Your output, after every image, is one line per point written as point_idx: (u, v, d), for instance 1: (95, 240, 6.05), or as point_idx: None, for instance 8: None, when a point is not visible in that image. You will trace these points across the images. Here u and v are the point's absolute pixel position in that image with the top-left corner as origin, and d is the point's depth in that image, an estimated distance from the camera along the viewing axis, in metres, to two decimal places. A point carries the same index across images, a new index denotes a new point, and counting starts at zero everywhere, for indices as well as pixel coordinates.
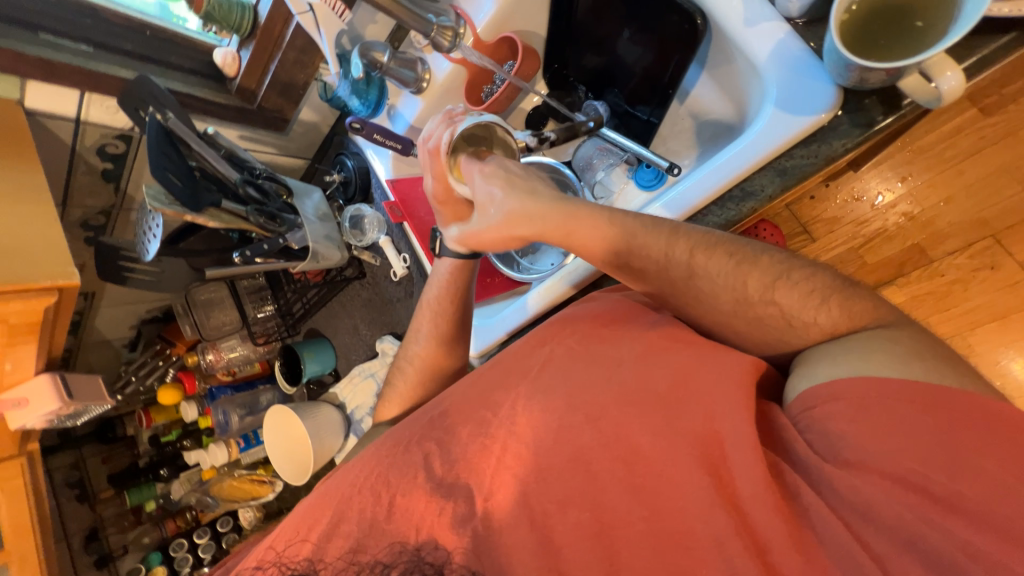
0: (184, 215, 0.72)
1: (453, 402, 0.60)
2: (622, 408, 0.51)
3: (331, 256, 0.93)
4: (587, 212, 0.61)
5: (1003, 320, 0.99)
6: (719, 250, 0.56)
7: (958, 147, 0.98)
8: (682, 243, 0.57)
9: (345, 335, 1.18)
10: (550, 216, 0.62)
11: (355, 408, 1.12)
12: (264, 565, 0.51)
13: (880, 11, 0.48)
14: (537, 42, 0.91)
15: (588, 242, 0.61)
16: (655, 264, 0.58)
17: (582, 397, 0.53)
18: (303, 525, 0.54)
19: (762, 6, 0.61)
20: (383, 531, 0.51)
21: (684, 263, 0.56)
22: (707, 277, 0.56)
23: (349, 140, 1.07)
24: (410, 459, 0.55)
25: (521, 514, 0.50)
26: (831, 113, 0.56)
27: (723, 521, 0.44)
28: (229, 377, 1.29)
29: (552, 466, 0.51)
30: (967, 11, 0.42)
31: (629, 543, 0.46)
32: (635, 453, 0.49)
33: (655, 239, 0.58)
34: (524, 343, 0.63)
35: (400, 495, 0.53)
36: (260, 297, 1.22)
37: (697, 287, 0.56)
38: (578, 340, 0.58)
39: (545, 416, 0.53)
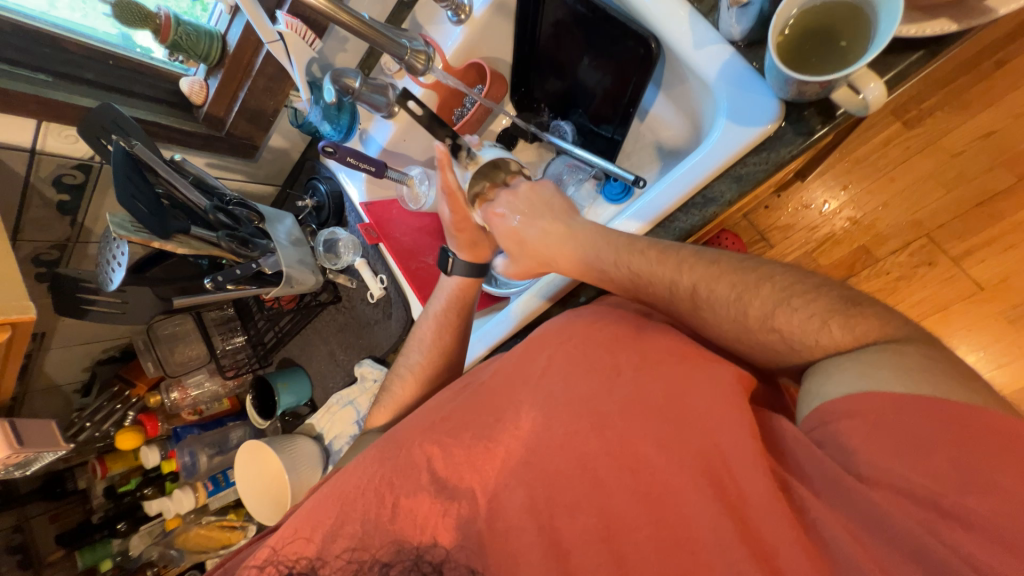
0: (151, 242, 0.70)
1: (450, 407, 0.57)
2: (618, 403, 0.51)
3: (305, 279, 0.92)
4: (604, 241, 0.66)
5: (943, 312, 1.07)
6: (724, 279, 0.56)
7: (889, 157, 1.08)
8: (687, 274, 0.58)
9: (322, 362, 1.14)
10: (574, 245, 0.68)
11: (333, 437, 1.11)
12: (265, 564, 0.51)
13: (808, 33, 0.54)
14: (502, 66, 0.97)
15: (607, 270, 0.65)
16: (663, 290, 0.60)
17: (577, 395, 0.53)
18: (305, 530, 0.51)
19: (707, 30, 0.66)
20: (385, 531, 0.50)
21: (687, 293, 0.58)
22: (712, 305, 0.56)
23: (321, 165, 1.07)
24: (413, 459, 0.53)
25: (528, 518, 0.48)
26: (776, 123, 0.61)
27: (727, 528, 0.43)
28: (196, 416, 1.23)
29: (560, 475, 0.49)
30: (881, 30, 0.48)
31: (642, 541, 0.46)
32: (639, 461, 0.48)
33: (660, 270, 0.60)
34: (522, 352, 0.60)
35: (403, 496, 0.51)
36: (228, 328, 1.19)
37: (700, 306, 0.57)
38: (573, 347, 0.57)
39: (542, 421, 0.52)
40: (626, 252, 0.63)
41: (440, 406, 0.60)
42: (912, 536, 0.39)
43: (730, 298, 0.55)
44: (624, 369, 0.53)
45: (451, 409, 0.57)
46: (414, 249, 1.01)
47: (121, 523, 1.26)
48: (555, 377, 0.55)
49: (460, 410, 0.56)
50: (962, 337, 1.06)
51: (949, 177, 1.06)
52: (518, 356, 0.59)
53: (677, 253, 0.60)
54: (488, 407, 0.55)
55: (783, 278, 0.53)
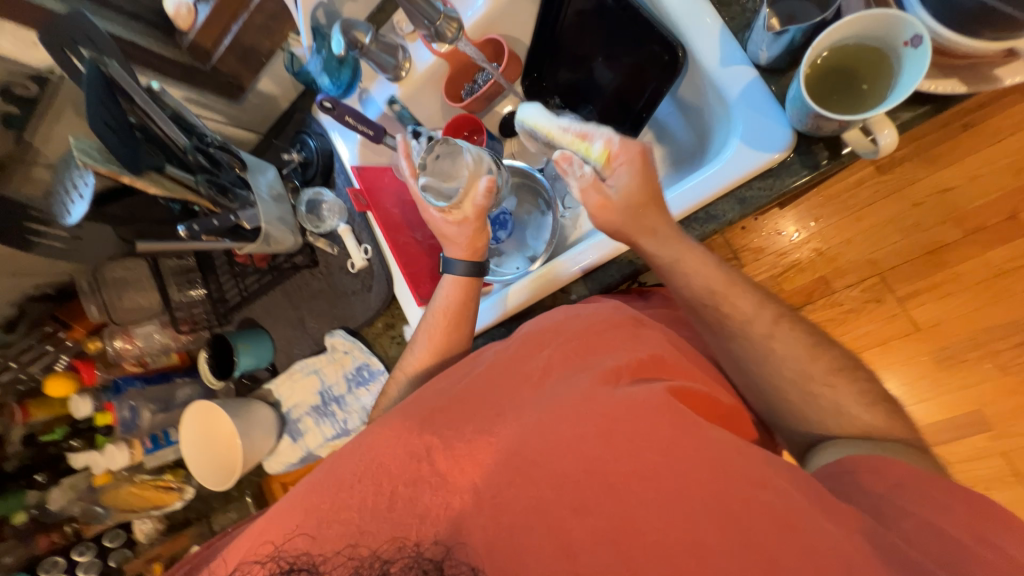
0: (119, 176, 0.62)
1: (447, 400, 0.58)
2: (627, 407, 0.49)
3: (284, 240, 0.87)
4: (700, 250, 0.66)
5: (884, 345, 1.17)
6: (769, 309, 0.62)
7: (860, 196, 1.15)
8: (769, 311, 0.62)
9: (287, 327, 1.08)
10: (677, 245, 0.65)
11: (292, 406, 1.10)
12: (264, 559, 0.48)
13: (832, 73, 0.56)
14: (520, 49, 0.94)
15: (694, 284, 0.64)
16: (715, 311, 0.64)
17: (584, 394, 0.51)
18: (297, 514, 0.50)
19: (735, 49, 0.67)
20: (384, 520, 0.48)
21: (764, 329, 0.61)
22: (753, 334, 0.61)
23: (312, 119, 1.00)
24: (411, 449, 0.51)
25: (530, 514, 0.47)
26: (786, 153, 0.63)
27: (735, 543, 0.42)
28: (140, 367, 1.14)
29: (568, 475, 0.47)
30: (903, 81, 0.50)
31: (650, 552, 0.43)
32: (647, 467, 0.46)
33: (724, 292, 0.63)
34: (519, 347, 0.63)
35: (404, 484, 0.49)
36: (187, 279, 1.11)
37: (757, 344, 0.61)
38: (573, 349, 0.59)
39: (548, 417, 0.51)
40: (705, 264, 0.64)
41: (440, 393, 0.60)
42: (906, 557, 0.41)
43: (763, 336, 0.61)
44: (625, 376, 0.54)
45: (454, 402, 0.57)
46: (403, 223, 0.97)
47: (38, 475, 1.11)
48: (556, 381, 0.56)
49: (464, 404, 0.56)
50: (896, 368, 1.17)
51: (908, 225, 1.14)
52: (517, 350, 0.62)
53: (762, 292, 0.64)
54: (493, 403, 0.56)
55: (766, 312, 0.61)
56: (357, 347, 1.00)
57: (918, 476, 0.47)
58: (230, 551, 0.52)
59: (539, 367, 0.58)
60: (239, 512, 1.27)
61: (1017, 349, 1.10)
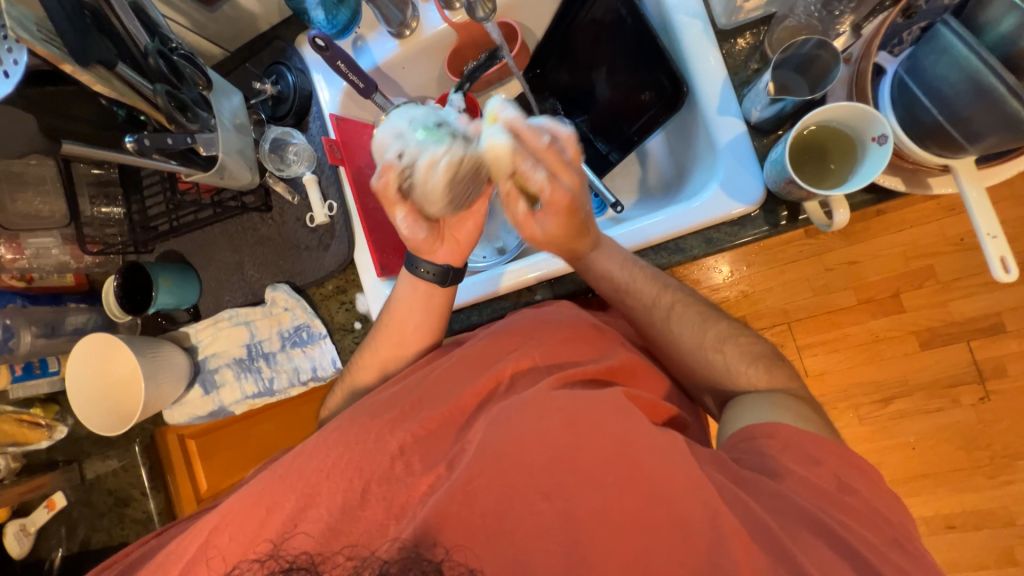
0: (61, 64, 0.54)
1: (419, 396, 0.60)
2: (589, 404, 0.54)
3: (239, 176, 0.78)
4: (609, 243, 0.73)
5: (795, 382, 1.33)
6: (693, 308, 0.69)
7: (787, 253, 1.29)
8: (668, 296, 0.70)
9: (223, 269, 0.98)
10: (593, 249, 0.71)
11: (210, 354, 1.01)
12: (264, 558, 0.47)
13: (809, 148, 0.64)
14: (530, 40, 0.94)
15: (605, 276, 0.71)
16: (643, 304, 0.71)
17: (546, 395, 0.56)
18: (257, 513, 0.51)
19: (733, 101, 0.70)
20: (358, 517, 0.50)
21: (665, 309, 0.69)
22: (680, 325, 0.68)
23: (294, 53, 0.91)
24: (383, 447, 0.55)
25: (500, 503, 0.49)
26: (754, 207, 0.69)
27: (684, 546, 0.47)
28: (22, 282, 0.98)
29: (537, 465, 0.51)
30: (863, 170, 0.58)
31: (606, 538, 0.47)
32: (612, 467, 0.50)
33: (648, 289, 0.70)
34: (488, 344, 0.66)
35: (378, 482, 0.52)
36: (105, 194, 0.96)
37: (670, 330, 0.68)
38: (541, 353, 0.63)
39: (521, 417, 0.54)
40: (624, 266, 0.71)
41: (408, 393, 0.62)
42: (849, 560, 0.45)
43: (694, 324, 0.68)
44: (581, 380, 0.59)
45: (423, 396, 0.60)
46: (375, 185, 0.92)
47: None
48: (525, 385, 0.61)
49: (435, 405, 0.59)
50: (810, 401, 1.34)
51: (819, 285, 1.31)
52: (483, 349, 0.65)
53: (664, 278, 0.72)
54: (467, 405, 0.60)
55: (721, 335, 0.67)
56: (300, 306, 0.93)
57: (839, 486, 0.51)
58: (186, 546, 0.52)
59: (506, 371, 0.62)
60: (121, 460, 1.12)
61: (874, 404, 1.32)
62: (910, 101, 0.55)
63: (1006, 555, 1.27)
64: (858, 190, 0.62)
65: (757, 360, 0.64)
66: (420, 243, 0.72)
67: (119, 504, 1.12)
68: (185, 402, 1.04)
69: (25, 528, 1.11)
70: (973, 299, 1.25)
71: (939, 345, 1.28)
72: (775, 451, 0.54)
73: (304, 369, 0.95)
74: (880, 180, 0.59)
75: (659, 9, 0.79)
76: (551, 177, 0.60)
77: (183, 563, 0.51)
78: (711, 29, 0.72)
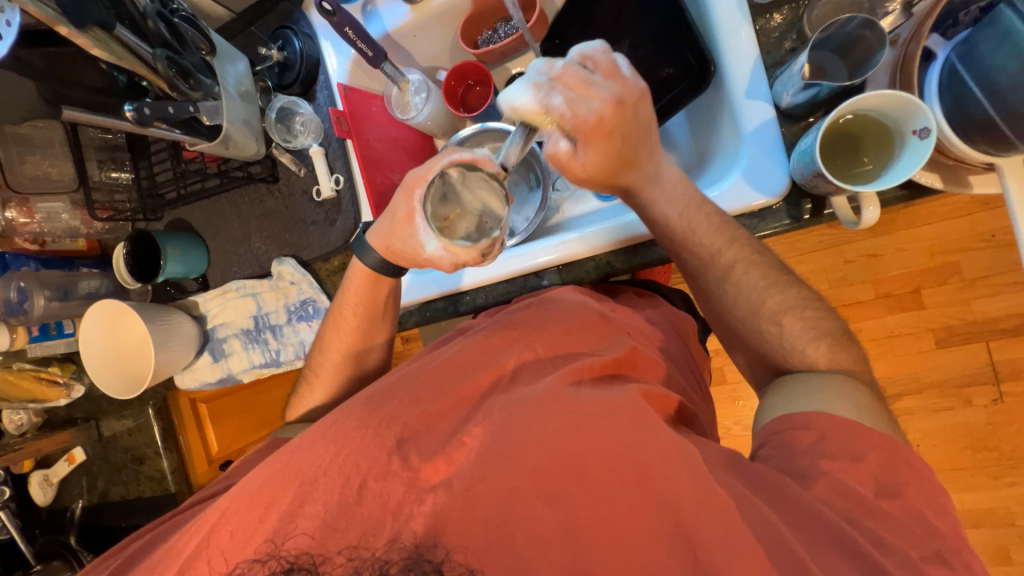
0: (57, 25, 0.51)
1: (420, 385, 0.60)
2: (592, 402, 0.53)
3: (245, 146, 0.76)
4: (675, 179, 0.66)
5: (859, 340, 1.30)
6: (758, 268, 0.64)
7: (806, 242, 1.26)
8: (731, 252, 0.64)
9: (230, 240, 0.98)
10: (655, 183, 0.66)
11: (219, 324, 1.02)
12: (264, 558, 0.50)
13: (840, 135, 0.60)
14: (548, 8, 0.89)
15: (664, 219, 0.66)
16: (702, 257, 0.66)
17: (549, 388, 0.55)
18: (256, 509, 0.52)
19: (763, 84, 0.66)
20: (354, 514, 0.50)
21: (725, 266, 0.64)
22: (738, 285, 0.64)
23: (301, 16, 0.88)
24: (381, 441, 0.54)
25: (497, 502, 0.49)
26: (777, 199, 0.65)
27: (683, 553, 0.46)
28: (34, 246, 1.00)
29: (535, 461, 0.50)
30: (899, 164, 0.54)
31: (606, 542, 0.47)
32: (613, 471, 0.50)
33: (713, 239, 0.64)
34: (489, 338, 0.65)
35: (374, 479, 0.51)
36: (113, 158, 0.95)
37: (727, 287, 0.65)
38: (544, 346, 0.63)
39: (523, 412, 0.54)
40: (686, 211, 0.65)
41: (407, 386, 0.60)
42: None
43: (755, 287, 0.63)
44: (586, 376, 0.58)
45: (423, 386, 0.59)
46: (383, 160, 0.89)
47: None
48: (526, 378, 0.60)
49: (435, 396, 0.58)
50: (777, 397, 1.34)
51: (835, 277, 1.27)
52: (485, 341, 0.64)
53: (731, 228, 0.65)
54: (467, 396, 0.59)
55: (783, 303, 0.62)
56: (306, 281, 0.93)
57: (879, 492, 0.49)
58: (194, 532, 0.54)
59: (509, 365, 0.61)
60: (135, 421, 1.14)
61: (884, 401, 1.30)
62: (958, 94, 0.50)
63: (1003, 555, 1.27)
64: (892, 188, 0.58)
65: (822, 337, 0.60)
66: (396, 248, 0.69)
67: (135, 461, 1.15)
68: (194, 368, 1.06)
69: (48, 479, 1.17)
70: (999, 298, 1.20)
71: (958, 345, 1.24)
72: (806, 451, 0.52)
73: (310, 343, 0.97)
74: (917, 176, 0.55)
75: None
76: (578, 100, 0.57)
77: (185, 558, 0.52)
78: (746, 3, 0.66)
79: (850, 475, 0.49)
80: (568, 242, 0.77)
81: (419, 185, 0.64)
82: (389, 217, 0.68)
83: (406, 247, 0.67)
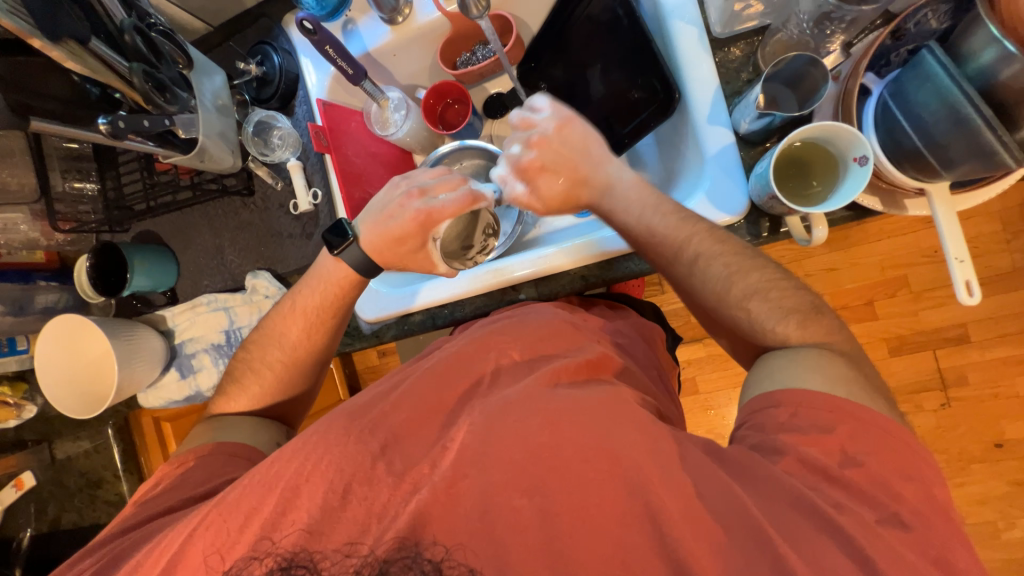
0: (30, 38, 0.51)
1: (400, 396, 0.61)
2: (566, 407, 0.55)
3: (221, 159, 0.76)
4: (634, 188, 0.73)
5: None
6: (724, 258, 0.65)
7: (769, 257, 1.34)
8: (693, 245, 0.66)
9: (202, 253, 0.96)
10: (631, 201, 0.72)
11: (187, 339, 1.00)
12: (263, 555, 0.51)
13: (793, 160, 0.65)
14: (525, 33, 0.93)
15: (624, 218, 0.72)
16: (669, 252, 0.69)
17: (527, 395, 0.57)
18: (237, 516, 0.53)
19: (723, 112, 0.70)
20: (339, 519, 0.51)
21: (690, 257, 0.66)
22: (704, 276, 0.66)
23: (280, 32, 0.88)
24: (365, 448, 0.55)
25: (475, 506, 0.50)
26: (737, 218, 0.70)
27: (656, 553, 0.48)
28: None
29: (512, 466, 0.51)
30: (844, 187, 0.59)
31: (582, 536, 0.48)
32: (588, 476, 0.50)
33: (674, 235, 0.68)
34: (465, 346, 0.68)
35: (358, 483, 0.53)
36: (77, 168, 0.93)
37: (692, 275, 0.67)
38: (519, 352, 0.66)
39: (501, 419, 0.55)
40: (654, 208, 0.70)
41: (388, 396, 0.62)
42: None
43: (720, 276, 0.65)
44: (562, 381, 0.60)
45: (405, 394, 0.61)
46: (361, 175, 0.90)
47: None
48: (502, 386, 0.61)
49: (415, 403, 0.60)
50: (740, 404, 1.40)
51: None
52: (462, 350, 0.67)
53: (696, 217, 0.69)
54: (446, 405, 0.60)
55: (748, 288, 0.63)
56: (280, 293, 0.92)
57: (843, 460, 0.50)
58: (173, 536, 0.54)
59: (487, 370, 0.64)
60: (92, 441, 1.10)
61: None
62: (891, 127, 0.56)
63: None
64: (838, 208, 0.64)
65: (792, 314, 0.61)
66: (382, 246, 0.73)
67: (91, 485, 1.11)
68: (158, 386, 1.02)
69: None
70: (943, 309, 1.30)
71: (908, 352, 1.33)
72: (775, 425, 0.53)
73: None
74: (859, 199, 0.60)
75: (654, 13, 0.79)
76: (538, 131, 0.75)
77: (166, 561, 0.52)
78: (706, 37, 0.71)
79: (813, 447, 0.51)
80: (543, 257, 0.80)
81: (437, 227, 0.71)
82: (397, 244, 0.73)
83: (416, 266, 0.77)
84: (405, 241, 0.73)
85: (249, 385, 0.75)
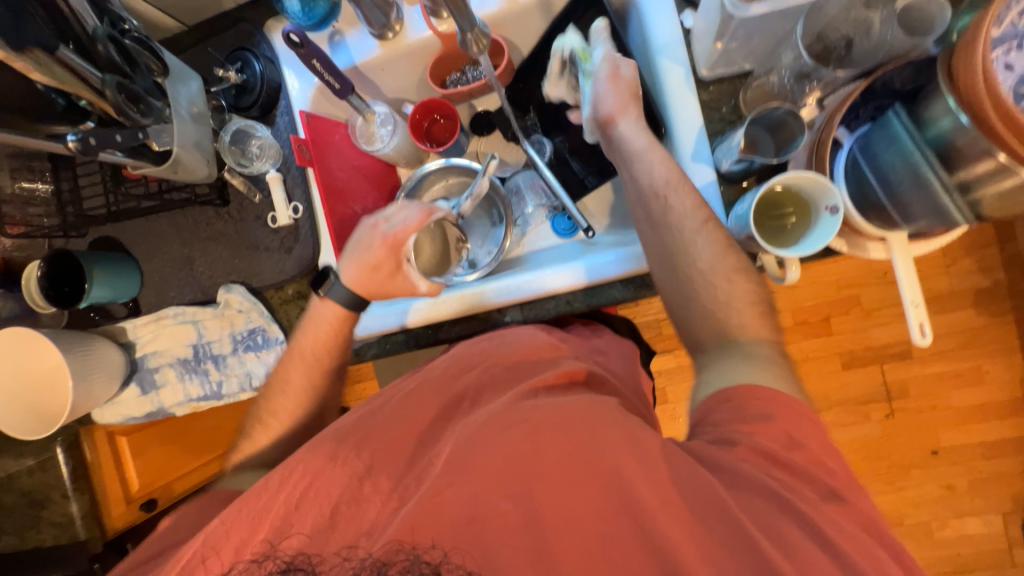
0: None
1: (386, 415, 0.61)
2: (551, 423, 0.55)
3: (196, 169, 0.72)
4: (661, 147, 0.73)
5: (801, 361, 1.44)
6: (720, 233, 0.66)
7: None
8: (700, 211, 0.67)
9: (169, 262, 0.91)
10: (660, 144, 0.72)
11: (150, 352, 0.94)
12: (263, 558, 0.51)
13: (766, 204, 0.70)
14: (515, 55, 0.93)
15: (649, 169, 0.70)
16: (674, 211, 0.68)
17: (508, 410, 0.57)
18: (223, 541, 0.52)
19: (706, 150, 0.73)
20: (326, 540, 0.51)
21: (691, 223, 0.66)
22: (698, 245, 0.66)
23: (262, 38, 0.85)
24: (350, 469, 0.55)
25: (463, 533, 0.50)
26: None
27: None
28: None
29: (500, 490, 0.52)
30: (821, 224, 0.63)
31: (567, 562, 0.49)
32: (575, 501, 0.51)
33: (684, 197, 0.67)
34: (448, 366, 0.68)
35: (345, 505, 0.53)
36: (29, 168, 0.86)
37: (687, 242, 0.66)
38: (502, 373, 0.66)
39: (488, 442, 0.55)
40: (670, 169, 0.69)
41: (372, 417, 0.62)
42: None
43: (713, 248, 0.66)
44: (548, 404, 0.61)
45: (390, 415, 0.61)
46: (344, 189, 0.88)
47: None
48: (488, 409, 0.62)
49: (401, 426, 0.60)
50: None
51: None
52: (450, 367, 0.68)
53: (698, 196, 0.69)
54: (433, 429, 0.60)
55: (736, 267, 0.65)
56: (256, 309, 0.89)
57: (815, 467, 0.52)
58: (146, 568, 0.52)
59: (468, 386, 0.64)
60: (37, 459, 1.01)
61: None
62: (859, 179, 0.61)
63: None
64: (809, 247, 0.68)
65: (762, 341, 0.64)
66: (360, 277, 0.73)
67: (34, 505, 1.01)
68: (116, 401, 0.96)
69: None
70: (890, 327, 1.40)
71: (859, 366, 1.43)
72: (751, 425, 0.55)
73: (256, 374, 0.91)
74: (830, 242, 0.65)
75: (642, 47, 0.82)
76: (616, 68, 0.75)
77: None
78: (692, 77, 0.74)
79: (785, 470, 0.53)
80: (530, 282, 0.81)
81: (407, 245, 0.73)
82: (374, 272, 0.73)
83: (398, 292, 0.76)
84: (381, 270, 0.73)
85: (259, 439, 0.73)
